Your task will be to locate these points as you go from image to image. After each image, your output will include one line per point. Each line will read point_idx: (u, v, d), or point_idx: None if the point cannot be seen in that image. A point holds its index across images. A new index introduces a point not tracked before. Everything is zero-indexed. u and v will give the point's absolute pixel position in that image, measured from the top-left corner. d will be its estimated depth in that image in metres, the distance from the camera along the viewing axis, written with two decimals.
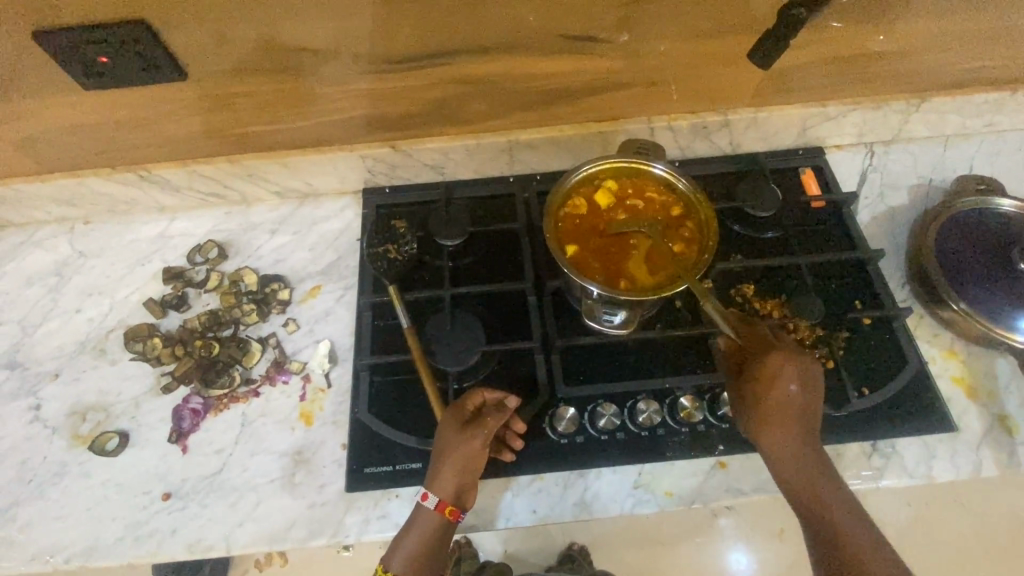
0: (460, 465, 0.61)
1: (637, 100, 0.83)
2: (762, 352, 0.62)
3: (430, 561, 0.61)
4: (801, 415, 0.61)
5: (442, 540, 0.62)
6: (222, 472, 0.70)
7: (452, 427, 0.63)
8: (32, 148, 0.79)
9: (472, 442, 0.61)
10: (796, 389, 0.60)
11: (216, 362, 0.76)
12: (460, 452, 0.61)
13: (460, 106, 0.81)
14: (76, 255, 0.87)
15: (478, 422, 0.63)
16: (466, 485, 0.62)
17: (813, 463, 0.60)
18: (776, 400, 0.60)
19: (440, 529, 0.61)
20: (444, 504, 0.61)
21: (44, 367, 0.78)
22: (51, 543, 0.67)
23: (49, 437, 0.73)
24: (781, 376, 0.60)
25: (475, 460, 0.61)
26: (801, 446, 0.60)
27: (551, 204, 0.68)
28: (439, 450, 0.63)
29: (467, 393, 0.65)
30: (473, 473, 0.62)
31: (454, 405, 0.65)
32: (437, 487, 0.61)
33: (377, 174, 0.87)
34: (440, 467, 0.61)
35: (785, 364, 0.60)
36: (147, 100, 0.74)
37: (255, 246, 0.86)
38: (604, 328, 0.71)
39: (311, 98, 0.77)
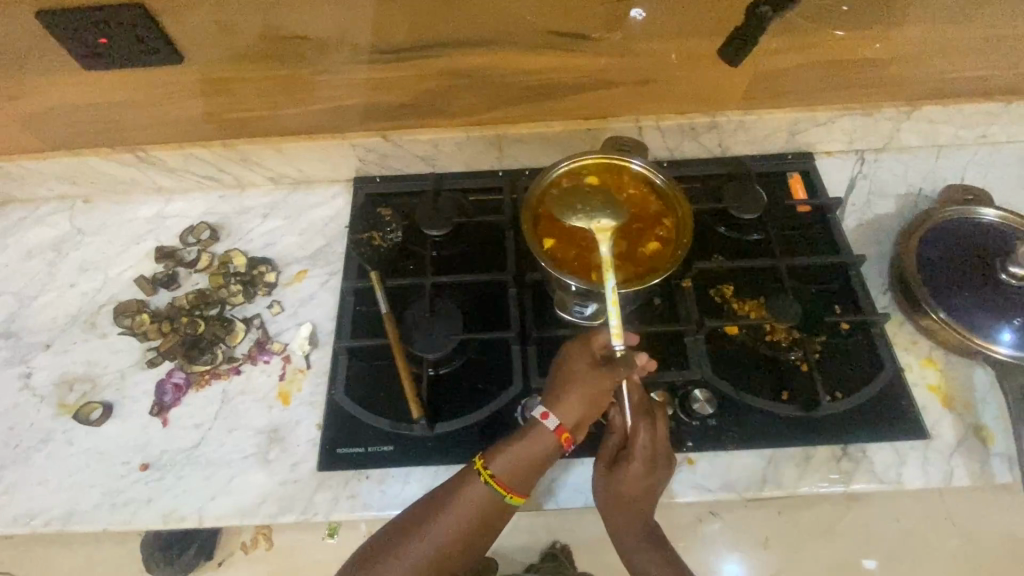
0: (590, 399, 0.63)
1: (626, 98, 0.83)
2: (635, 456, 0.64)
3: (529, 473, 0.62)
4: (650, 494, 0.64)
5: (547, 461, 0.63)
6: (200, 445, 0.72)
7: (586, 361, 0.64)
8: (37, 127, 0.82)
9: (607, 380, 0.62)
10: (648, 489, 0.64)
11: (201, 339, 0.78)
12: (590, 387, 0.63)
13: (450, 98, 0.82)
14: (75, 232, 0.90)
15: (609, 365, 0.63)
16: (586, 417, 0.64)
17: (641, 532, 0.67)
18: (627, 492, 0.64)
19: (551, 451, 0.63)
20: (562, 430, 0.63)
21: (36, 338, 0.81)
22: (32, 506, 0.69)
23: (37, 405, 0.75)
24: (640, 476, 0.64)
25: (604, 396, 0.63)
26: (637, 521, 0.66)
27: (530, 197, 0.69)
28: (569, 377, 0.63)
29: (592, 334, 0.65)
30: (597, 408, 0.63)
31: (583, 342, 0.65)
32: (560, 412, 0.63)
33: (367, 163, 0.89)
34: (570, 394, 0.63)
35: (645, 474, 0.64)
36: (146, 82, 0.77)
37: (246, 229, 0.88)
38: (575, 319, 0.75)
39: (303, 85, 0.78)
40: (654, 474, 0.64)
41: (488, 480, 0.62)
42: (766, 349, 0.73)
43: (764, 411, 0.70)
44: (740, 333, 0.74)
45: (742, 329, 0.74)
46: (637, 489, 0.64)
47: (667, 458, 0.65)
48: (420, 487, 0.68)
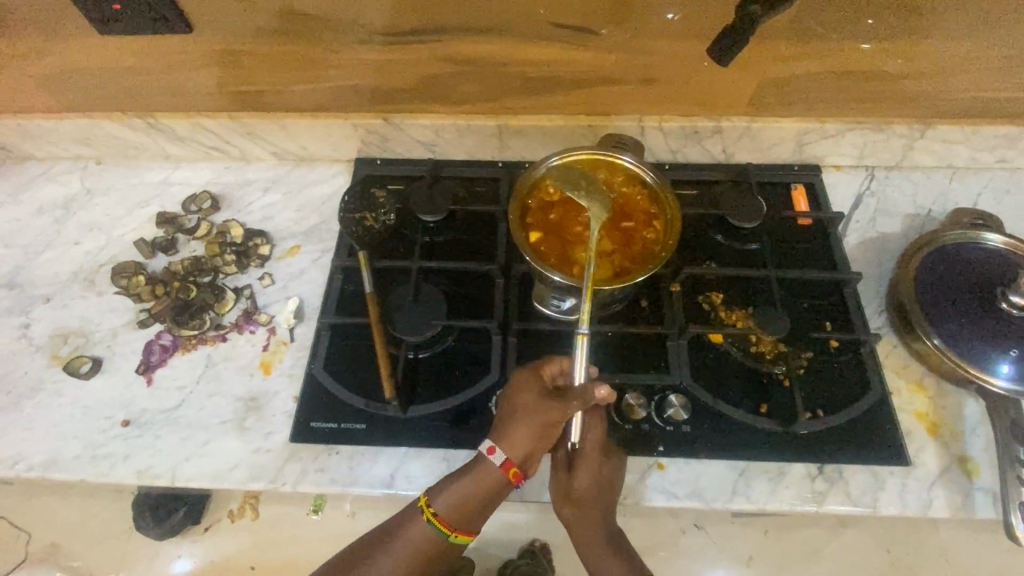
0: (538, 433, 0.61)
1: (630, 97, 0.82)
2: (589, 453, 0.63)
3: (473, 512, 0.61)
4: (607, 493, 0.63)
5: (493, 498, 0.62)
6: (180, 407, 0.73)
7: (535, 392, 0.63)
8: (53, 86, 0.85)
9: (552, 413, 0.61)
10: (606, 485, 0.63)
11: (191, 305, 0.80)
12: (538, 420, 0.61)
13: (452, 85, 0.82)
14: (85, 192, 0.93)
15: (558, 397, 0.62)
16: (534, 451, 0.62)
17: (601, 535, 0.64)
18: (586, 492, 0.63)
19: (497, 486, 0.62)
20: (510, 464, 0.61)
21: (38, 290, 0.84)
22: (17, 451, 0.72)
23: (32, 354, 0.78)
24: (596, 472, 0.63)
25: (551, 428, 0.61)
26: (599, 523, 0.63)
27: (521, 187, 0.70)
28: (515, 410, 0.62)
29: (545, 363, 0.67)
30: (546, 442, 0.62)
31: (533, 373, 0.65)
32: (507, 445, 0.61)
33: (369, 145, 0.90)
34: (516, 427, 0.62)
35: (603, 466, 0.63)
36: (155, 49, 0.78)
37: (246, 201, 0.90)
38: (553, 313, 0.75)
39: (307, 62, 0.79)
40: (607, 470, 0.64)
41: (431, 519, 0.61)
42: (749, 360, 0.71)
43: (740, 423, 0.68)
44: (724, 342, 0.73)
45: (727, 337, 0.73)
46: (592, 487, 0.63)
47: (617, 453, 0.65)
48: (387, 468, 0.69)
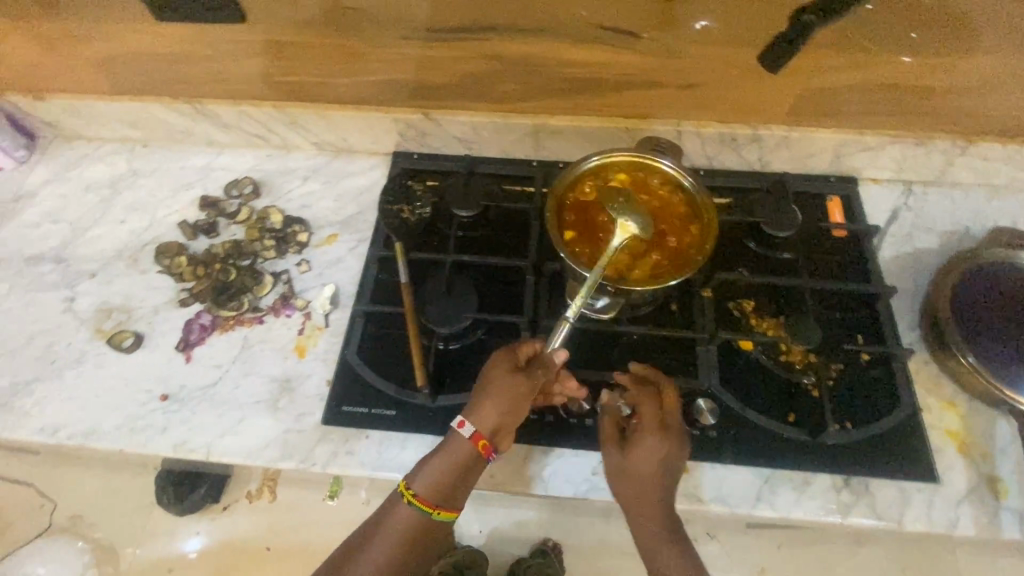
0: (505, 405, 0.63)
1: (670, 102, 0.82)
2: (646, 427, 0.64)
3: (449, 487, 0.63)
4: (664, 472, 0.63)
5: (465, 472, 0.63)
6: (216, 385, 0.75)
7: (506, 367, 0.65)
8: (108, 69, 0.88)
9: (518, 384, 0.64)
10: (665, 464, 0.63)
11: (230, 287, 0.82)
12: (506, 393, 0.64)
13: (493, 83, 0.83)
14: (131, 173, 0.96)
15: (526, 371, 0.65)
16: (502, 426, 0.64)
17: (659, 516, 0.63)
18: (644, 470, 0.63)
19: (468, 460, 0.63)
20: (478, 437, 0.63)
21: (84, 266, 0.87)
22: (60, 418, 0.75)
23: (76, 327, 0.81)
24: (654, 449, 0.63)
25: (519, 402, 0.64)
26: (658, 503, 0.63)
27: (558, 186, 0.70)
28: (484, 386, 0.65)
29: (517, 343, 0.68)
30: (513, 416, 0.64)
31: (506, 349, 0.67)
32: (476, 419, 0.63)
33: (408, 139, 0.91)
34: (485, 400, 0.64)
35: (663, 445, 0.63)
36: (208, 36, 0.81)
37: (286, 189, 0.92)
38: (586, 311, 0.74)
39: (353, 55, 0.81)
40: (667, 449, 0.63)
41: (412, 501, 0.63)
42: (779, 369, 0.72)
43: (767, 431, 0.68)
44: (753, 349, 0.73)
45: (757, 345, 0.73)
46: (649, 465, 0.62)
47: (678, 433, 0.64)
48: (415, 455, 0.70)
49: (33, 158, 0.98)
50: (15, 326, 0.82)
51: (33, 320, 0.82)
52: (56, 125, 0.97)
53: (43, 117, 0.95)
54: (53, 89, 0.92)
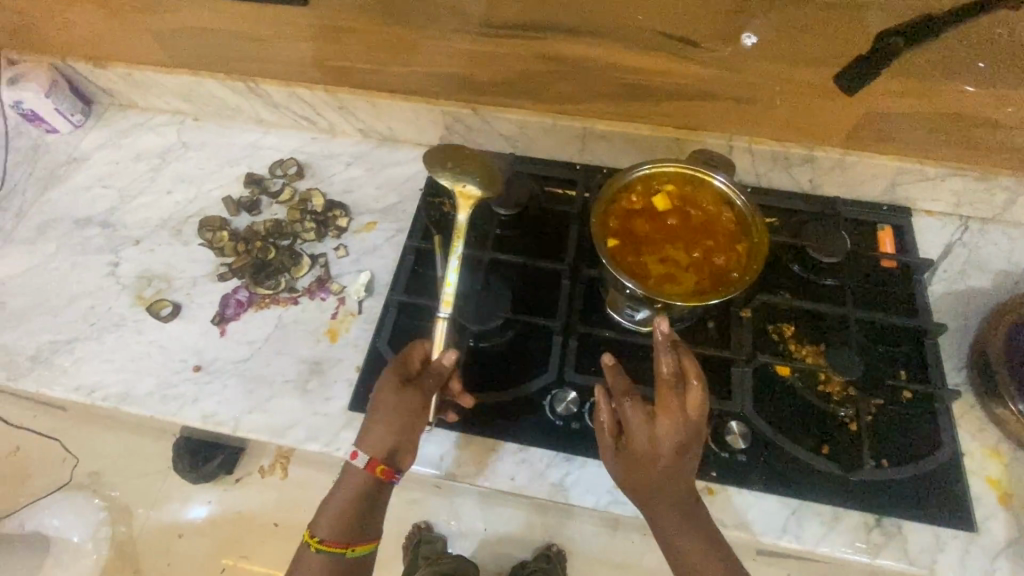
0: (394, 427, 0.65)
1: (723, 116, 0.80)
2: (636, 433, 0.59)
3: (356, 521, 0.67)
4: (659, 475, 0.59)
5: (371, 498, 0.67)
6: (248, 361, 0.76)
7: (393, 385, 0.66)
8: (167, 42, 0.89)
9: (401, 403, 0.65)
10: (659, 468, 0.59)
11: (269, 265, 0.83)
12: (396, 412, 0.65)
13: (545, 84, 0.82)
14: (180, 145, 0.98)
15: (414, 385, 0.66)
16: (396, 447, 0.65)
17: (666, 510, 0.61)
18: (637, 470, 0.60)
19: (371, 486, 0.67)
20: (374, 464, 0.65)
21: (130, 233, 0.89)
22: (97, 379, 0.76)
23: (118, 291, 0.83)
24: (645, 453, 0.59)
25: (410, 420, 0.65)
26: (658, 499, 0.61)
27: (437, 149, 0.79)
28: (373, 410, 0.66)
29: (408, 352, 0.68)
30: (406, 436, 0.65)
31: (395, 364, 0.68)
32: (368, 448, 0.65)
33: (453, 133, 0.91)
34: (374, 425, 0.65)
35: (653, 451, 0.59)
36: (267, 17, 0.81)
37: (329, 173, 0.93)
38: (624, 321, 0.74)
39: (406, 44, 0.81)
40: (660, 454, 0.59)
41: (321, 547, 0.67)
42: (815, 399, 0.69)
43: (800, 461, 0.66)
44: (791, 375, 0.71)
45: (794, 371, 0.71)
46: (641, 466, 0.60)
47: (675, 439, 0.58)
48: (438, 451, 0.70)
49: (89, 124, 1.01)
50: (60, 285, 0.84)
51: (77, 281, 0.84)
52: (113, 93, 1.00)
53: (102, 84, 0.98)
54: (113, 57, 0.94)
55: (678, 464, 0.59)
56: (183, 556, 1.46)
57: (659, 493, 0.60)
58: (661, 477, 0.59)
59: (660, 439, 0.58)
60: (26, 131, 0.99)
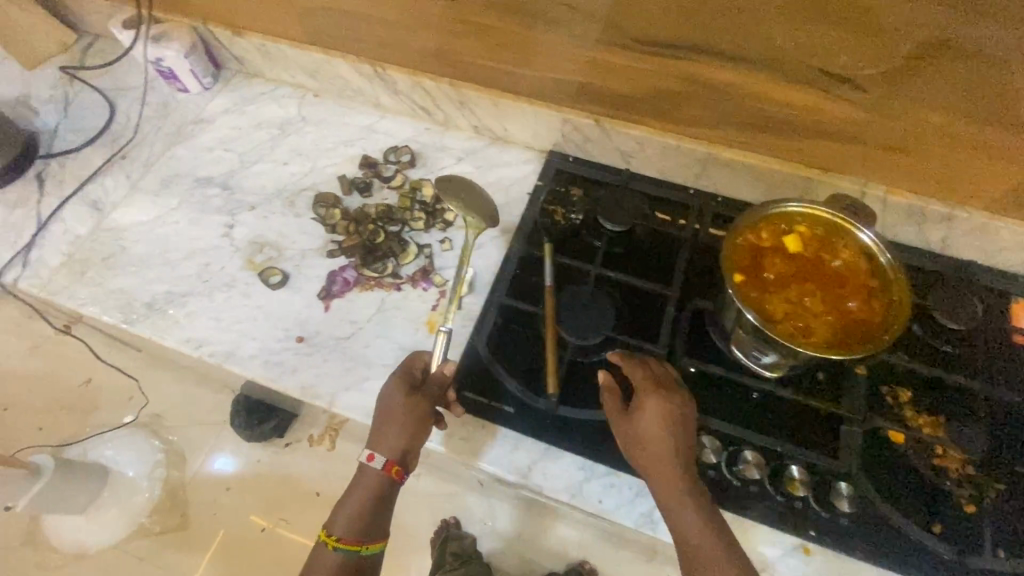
0: (408, 430, 0.69)
1: (860, 161, 0.77)
2: (646, 384, 0.64)
3: (371, 520, 0.70)
4: (669, 431, 0.62)
5: (385, 497, 0.71)
6: (349, 339, 0.78)
7: (403, 389, 0.70)
8: (306, 20, 0.92)
9: (410, 410, 0.69)
10: (668, 421, 0.62)
11: (377, 249, 0.84)
12: (409, 416, 0.69)
13: (677, 105, 0.79)
14: (299, 119, 1.00)
15: (421, 388, 0.70)
16: (410, 446, 0.70)
17: (677, 476, 0.61)
18: (647, 425, 0.63)
19: (385, 485, 0.71)
20: (391, 463, 0.69)
21: (246, 198, 0.92)
22: (205, 335, 0.79)
23: (231, 253, 0.86)
24: (656, 403, 0.63)
25: (422, 423, 0.69)
26: (668, 463, 0.61)
27: (445, 180, 0.83)
28: (384, 414, 0.70)
29: (415, 357, 0.73)
30: (418, 437, 0.70)
31: (401, 368, 0.72)
32: (384, 450, 0.69)
33: (568, 141, 0.90)
34: (386, 428, 0.69)
35: (662, 402, 0.63)
36: (410, 7, 0.83)
37: (439, 165, 0.95)
38: (750, 362, 0.70)
39: (541, 48, 0.80)
40: (669, 407, 0.63)
41: (338, 545, 0.69)
42: (928, 472, 0.66)
43: (908, 535, 0.63)
44: (904, 443, 0.67)
45: (908, 440, 0.67)
46: (653, 418, 0.62)
47: (679, 394, 0.64)
48: (526, 459, 0.71)
49: (216, 87, 1.05)
50: (178, 239, 0.88)
51: (194, 238, 0.88)
52: (243, 62, 1.03)
53: (235, 52, 1.02)
54: (251, 28, 0.97)
55: (683, 424, 0.63)
56: (227, 509, 1.50)
57: (669, 453, 0.62)
58: (672, 433, 0.62)
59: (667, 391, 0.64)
60: (159, 87, 1.04)
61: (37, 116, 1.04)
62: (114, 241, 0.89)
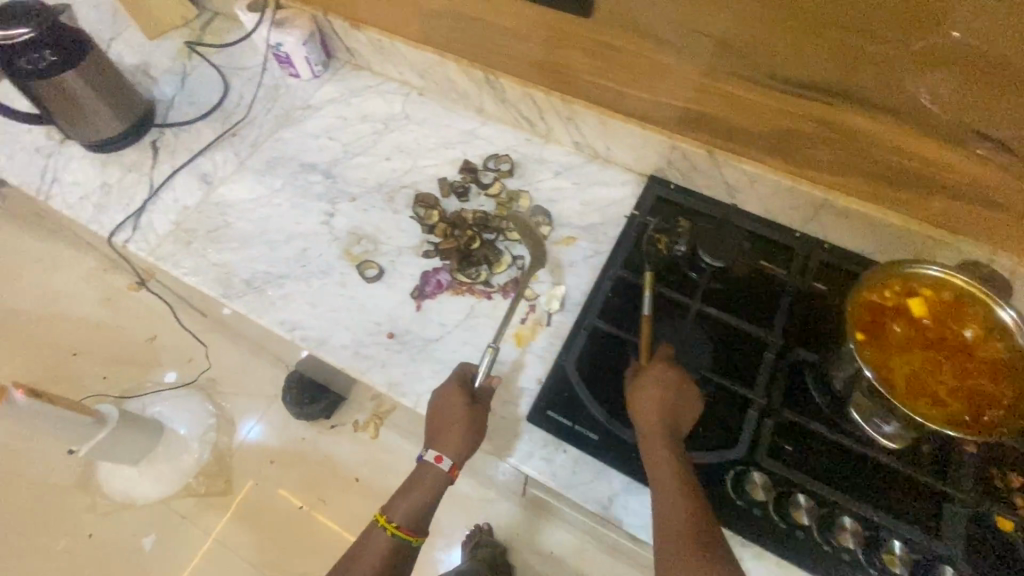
0: (471, 437, 0.71)
1: (996, 229, 0.72)
2: (655, 363, 0.69)
3: (426, 514, 0.73)
4: (667, 408, 0.66)
5: (440, 493, 0.73)
6: (437, 342, 0.80)
7: (464, 396, 0.72)
8: (427, 20, 0.93)
9: (474, 419, 0.71)
10: (667, 400, 0.66)
11: (472, 255, 0.85)
12: (471, 423, 0.71)
13: (799, 146, 0.77)
14: (403, 115, 1.02)
15: (479, 397, 0.72)
16: (471, 451, 0.72)
17: (663, 453, 0.64)
18: (646, 396, 0.67)
19: (443, 483, 0.73)
20: (454, 465, 0.72)
21: (347, 188, 0.94)
22: (299, 319, 0.82)
23: (329, 241, 0.88)
24: (660, 381, 0.67)
25: (481, 430, 0.71)
26: (659, 438, 0.65)
27: (518, 220, 0.88)
28: (445, 421, 0.71)
29: (465, 369, 0.75)
30: (478, 443, 0.72)
31: (458, 374, 0.74)
32: (448, 453, 0.71)
33: (672, 168, 0.89)
34: (448, 434, 0.71)
35: (665, 381, 0.67)
36: (537, 20, 0.83)
37: (537, 178, 0.95)
38: (869, 428, 0.68)
39: (665, 72, 0.79)
40: (670, 388, 0.67)
41: (396, 533, 0.71)
42: None
43: None
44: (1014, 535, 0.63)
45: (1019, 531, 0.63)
46: (653, 393, 0.67)
47: (686, 381, 0.68)
48: (607, 491, 0.70)
49: (325, 76, 1.07)
50: (280, 221, 0.90)
51: (295, 222, 0.90)
52: (355, 54, 1.05)
53: (349, 44, 1.04)
54: (370, 23, 0.99)
55: (681, 409, 0.66)
56: (270, 480, 1.47)
57: (661, 428, 0.65)
58: (668, 412, 0.66)
59: (673, 374, 0.68)
60: (272, 70, 1.07)
61: (155, 85, 1.08)
62: (219, 216, 0.92)
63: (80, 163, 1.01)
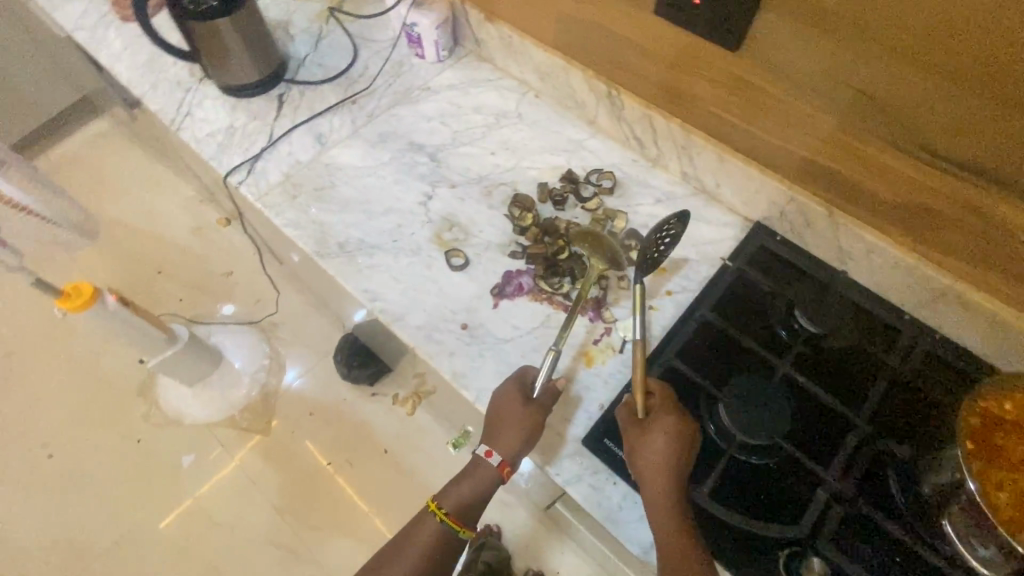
0: (524, 437, 0.70)
1: None
2: (658, 411, 0.67)
3: (474, 507, 0.74)
4: (671, 460, 0.64)
5: (490, 489, 0.74)
6: (507, 343, 0.80)
7: (521, 397, 0.72)
8: (562, 26, 0.93)
9: (529, 422, 0.70)
10: (670, 451, 0.65)
11: (558, 266, 0.84)
12: (525, 423, 0.70)
13: (931, 227, 0.71)
14: (516, 114, 1.03)
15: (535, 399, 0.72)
16: (524, 453, 0.71)
17: (668, 507, 0.63)
18: (652, 447, 0.65)
19: (493, 480, 0.74)
20: (503, 464, 0.71)
21: (450, 174, 0.95)
22: (381, 291, 0.84)
23: (422, 223, 0.90)
24: (662, 431, 0.66)
25: (536, 433, 0.70)
26: (662, 490, 0.64)
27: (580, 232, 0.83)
28: (501, 418, 0.71)
29: (525, 372, 0.74)
30: (529, 446, 0.71)
31: (518, 375, 0.74)
32: (500, 450, 0.71)
33: (783, 220, 0.85)
34: (502, 432, 0.71)
35: (668, 431, 0.66)
36: (676, 45, 0.81)
37: (637, 201, 0.93)
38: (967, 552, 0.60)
39: (801, 121, 0.75)
40: (672, 440, 0.65)
41: (444, 519, 0.73)
42: None
43: None
44: None
45: None
46: (657, 445, 0.65)
47: (691, 432, 0.66)
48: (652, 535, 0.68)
49: (449, 61, 1.09)
50: (381, 194, 0.93)
51: (395, 197, 0.93)
52: (481, 45, 1.07)
53: (478, 34, 1.06)
54: (505, 20, 1.00)
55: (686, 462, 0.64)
56: (304, 430, 1.51)
57: (665, 481, 0.64)
58: (672, 464, 0.64)
59: (675, 424, 0.66)
60: (401, 47, 1.11)
61: (291, 42, 1.14)
62: (327, 177, 0.96)
63: (212, 103, 1.08)
